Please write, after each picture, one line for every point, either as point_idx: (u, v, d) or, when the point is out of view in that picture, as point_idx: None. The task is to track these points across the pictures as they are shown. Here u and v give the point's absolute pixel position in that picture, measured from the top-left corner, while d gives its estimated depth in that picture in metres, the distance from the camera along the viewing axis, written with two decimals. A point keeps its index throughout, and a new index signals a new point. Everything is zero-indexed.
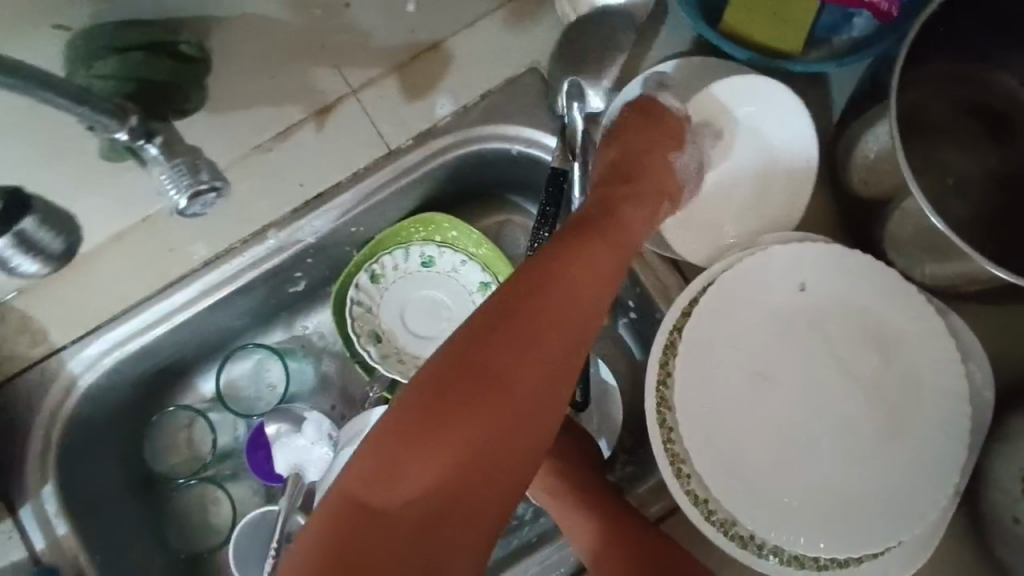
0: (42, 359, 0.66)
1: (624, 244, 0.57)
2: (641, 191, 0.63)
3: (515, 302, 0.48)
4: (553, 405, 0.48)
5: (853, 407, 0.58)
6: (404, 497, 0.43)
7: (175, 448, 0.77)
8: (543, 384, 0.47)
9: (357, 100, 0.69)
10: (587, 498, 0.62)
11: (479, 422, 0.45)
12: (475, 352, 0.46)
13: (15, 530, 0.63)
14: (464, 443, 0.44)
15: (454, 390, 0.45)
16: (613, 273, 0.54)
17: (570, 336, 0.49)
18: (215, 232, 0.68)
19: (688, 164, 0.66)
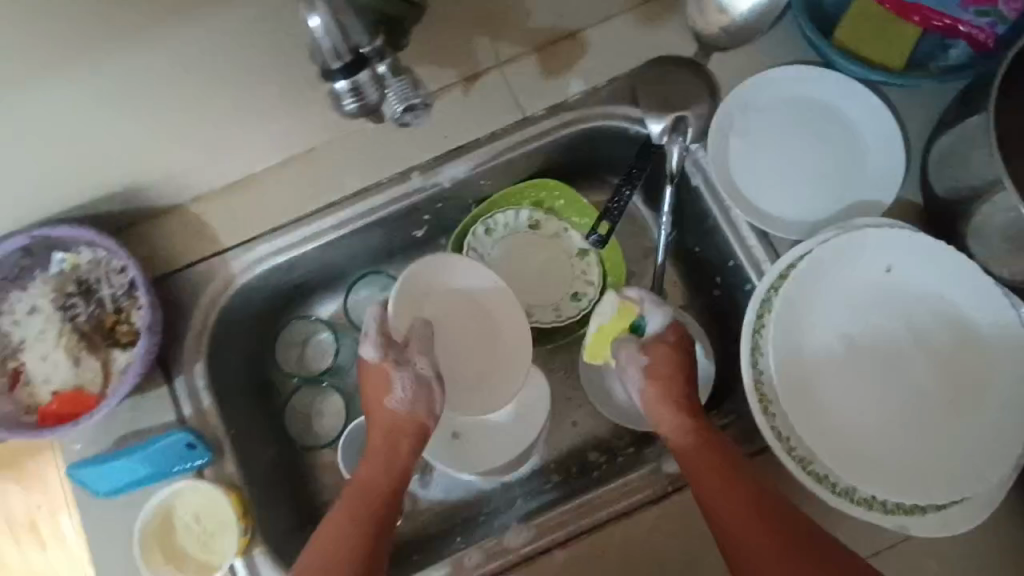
0: (210, 255, 0.76)
1: (375, 483, 0.68)
2: (392, 434, 0.70)
3: (352, 497, 0.67)
4: (354, 538, 0.64)
5: (928, 378, 0.64)
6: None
7: (293, 356, 0.86)
8: (349, 523, 0.65)
9: (502, 73, 0.78)
10: (710, 442, 0.65)
11: (327, 554, 0.63)
12: (328, 530, 0.65)
13: (169, 396, 0.73)
14: (311, 564, 0.62)
15: (323, 563, 0.62)
16: (376, 497, 0.67)
17: (365, 516, 0.66)
18: (367, 168, 0.78)
19: (408, 394, 0.70)
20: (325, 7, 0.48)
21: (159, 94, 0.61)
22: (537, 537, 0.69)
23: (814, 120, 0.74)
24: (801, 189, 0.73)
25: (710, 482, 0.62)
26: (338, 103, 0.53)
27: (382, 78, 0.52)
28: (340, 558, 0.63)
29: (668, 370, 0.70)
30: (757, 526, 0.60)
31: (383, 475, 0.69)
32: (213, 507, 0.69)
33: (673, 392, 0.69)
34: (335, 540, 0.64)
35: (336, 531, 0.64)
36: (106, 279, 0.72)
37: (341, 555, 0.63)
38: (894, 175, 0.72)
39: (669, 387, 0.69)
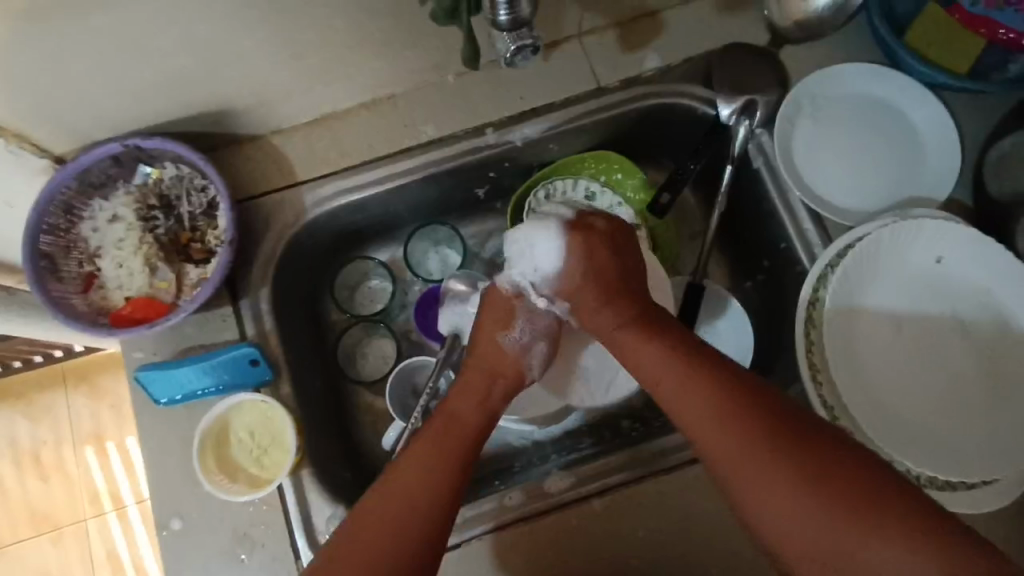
0: (285, 186, 0.79)
1: (463, 417, 0.66)
2: (497, 359, 0.71)
3: (438, 430, 0.64)
4: (429, 495, 0.59)
5: (968, 366, 0.67)
6: (380, 526, 0.57)
7: (347, 297, 0.89)
8: (420, 478, 0.60)
9: (580, 42, 0.83)
10: (654, 330, 0.66)
11: (398, 502, 0.59)
12: (403, 463, 0.61)
13: (232, 316, 0.75)
14: (376, 513, 0.58)
15: (387, 509, 0.58)
16: (460, 436, 0.64)
17: (445, 451, 0.63)
18: (443, 120, 0.82)
19: (523, 338, 0.71)
20: None
21: (278, 12, 0.65)
22: (574, 484, 0.71)
23: (876, 117, 0.78)
24: (859, 181, 0.77)
25: (672, 380, 0.61)
26: (492, 8, 0.55)
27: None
28: (410, 516, 0.58)
29: (579, 281, 0.69)
30: (717, 407, 0.57)
31: (475, 413, 0.67)
32: (271, 423, 0.71)
33: (595, 286, 0.69)
34: (405, 488, 0.59)
35: (405, 479, 0.60)
36: (187, 196, 0.75)
37: (412, 503, 0.59)
38: (948, 175, 0.75)
39: (589, 281, 0.69)
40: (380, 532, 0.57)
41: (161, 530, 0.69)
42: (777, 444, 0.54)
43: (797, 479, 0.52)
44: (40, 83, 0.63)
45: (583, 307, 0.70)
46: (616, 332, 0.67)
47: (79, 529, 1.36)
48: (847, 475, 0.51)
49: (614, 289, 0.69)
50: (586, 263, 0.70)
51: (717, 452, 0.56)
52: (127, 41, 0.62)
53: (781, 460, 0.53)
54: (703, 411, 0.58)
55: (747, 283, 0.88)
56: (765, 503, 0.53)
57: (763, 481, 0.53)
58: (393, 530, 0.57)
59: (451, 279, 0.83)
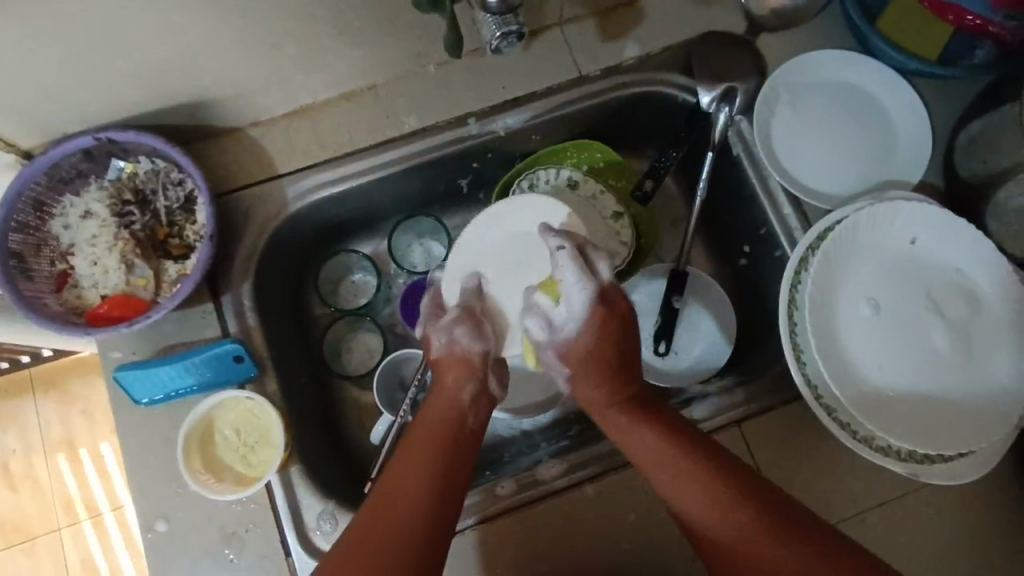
0: (266, 179, 0.78)
1: (433, 432, 0.61)
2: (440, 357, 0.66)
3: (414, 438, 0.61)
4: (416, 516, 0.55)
5: (944, 343, 0.69)
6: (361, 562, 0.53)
7: (332, 290, 0.88)
8: (395, 499, 0.56)
9: (561, 31, 0.83)
10: (655, 420, 0.62)
11: (376, 527, 0.55)
12: (398, 475, 0.58)
13: (215, 312, 0.74)
14: (357, 545, 0.54)
15: (386, 523, 0.55)
16: (434, 444, 0.60)
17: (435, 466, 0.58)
18: (425, 111, 0.81)
19: (442, 339, 0.66)
20: None
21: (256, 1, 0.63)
22: (566, 472, 0.71)
23: (850, 103, 0.80)
24: (837, 165, 0.79)
25: (667, 476, 0.59)
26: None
27: None
28: (388, 542, 0.54)
29: (580, 357, 0.63)
30: (712, 496, 0.56)
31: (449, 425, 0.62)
32: (256, 421, 0.70)
33: (587, 358, 0.63)
34: (379, 519, 0.55)
35: (379, 506, 0.56)
36: (163, 190, 0.73)
37: (387, 535, 0.54)
38: (921, 159, 0.77)
39: (582, 363, 0.63)
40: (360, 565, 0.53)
41: (147, 533, 0.68)
42: (790, 546, 0.52)
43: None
44: (8, 73, 0.61)
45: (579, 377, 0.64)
46: (611, 411, 0.64)
47: (54, 538, 1.32)
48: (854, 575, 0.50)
49: (609, 366, 0.63)
50: (596, 340, 0.63)
51: (716, 544, 0.55)
52: (99, 31, 0.60)
53: (799, 571, 0.51)
54: (699, 499, 0.57)
55: (728, 269, 0.89)
56: None
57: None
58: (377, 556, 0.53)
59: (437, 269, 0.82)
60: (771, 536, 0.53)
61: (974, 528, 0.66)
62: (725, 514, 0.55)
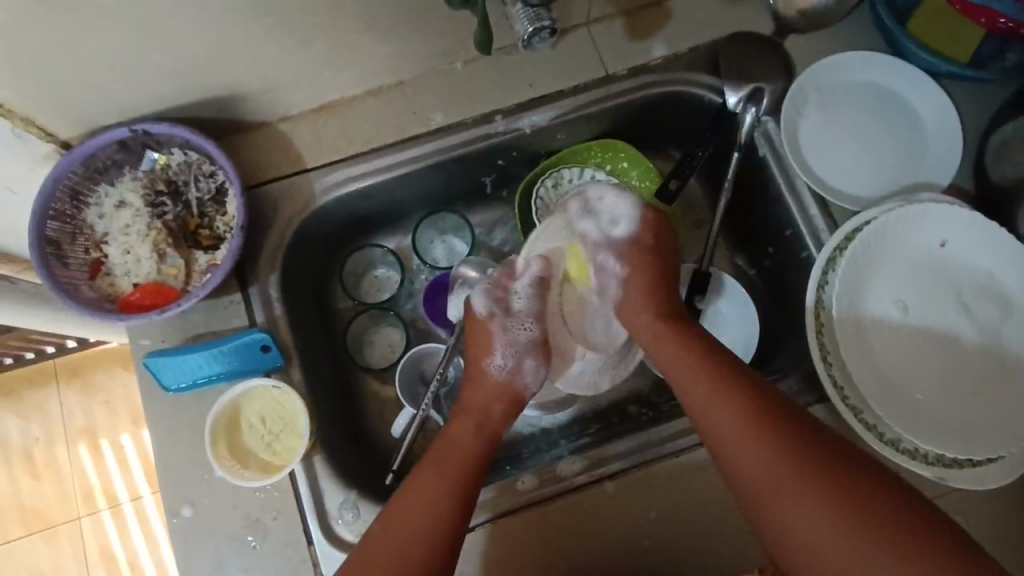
0: (293, 173, 0.79)
1: (463, 444, 0.66)
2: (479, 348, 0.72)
3: (441, 450, 0.65)
4: (435, 498, 0.61)
5: (974, 348, 0.68)
6: (397, 528, 0.59)
7: (352, 286, 0.89)
8: (429, 481, 0.62)
9: (588, 30, 0.84)
10: (688, 335, 0.67)
11: (409, 503, 0.61)
12: (412, 486, 0.62)
13: (243, 302, 0.75)
14: (397, 513, 0.60)
15: (415, 504, 0.61)
16: (465, 459, 0.65)
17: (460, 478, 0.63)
18: (452, 107, 0.82)
19: (507, 363, 0.71)
20: None
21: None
22: (586, 468, 0.71)
23: (879, 105, 0.80)
24: (863, 168, 0.78)
25: (694, 391, 0.63)
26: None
27: None
28: (414, 516, 0.60)
29: (641, 259, 0.72)
30: (738, 408, 0.59)
31: (471, 435, 0.67)
32: (281, 409, 0.70)
33: (649, 266, 0.71)
34: (414, 494, 0.61)
35: (418, 482, 0.62)
36: (195, 182, 0.74)
37: (416, 512, 0.60)
38: (950, 162, 0.76)
39: (639, 274, 0.71)
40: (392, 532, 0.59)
41: (172, 518, 0.69)
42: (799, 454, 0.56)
43: (828, 496, 0.53)
44: (51, 63, 0.62)
45: (627, 296, 0.71)
46: (669, 349, 0.66)
47: (74, 527, 1.34)
48: (892, 521, 0.51)
49: (657, 282, 0.71)
50: (653, 240, 0.72)
51: (733, 456, 0.58)
52: (143, 23, 0.61)
53: (812, 476, 0.54)
54: (720, 411, 0.60)
55: (751, 269, 0.89)
56: (787, 507, 0.55)
57: (784, 482, 0.55)
58: (408, 523, 0.59)
59: (461, 264, 0.83)
60: (806, 466, 0.55)
61: (1002, 534, 0.65)
62: (757, 434, 0.58)
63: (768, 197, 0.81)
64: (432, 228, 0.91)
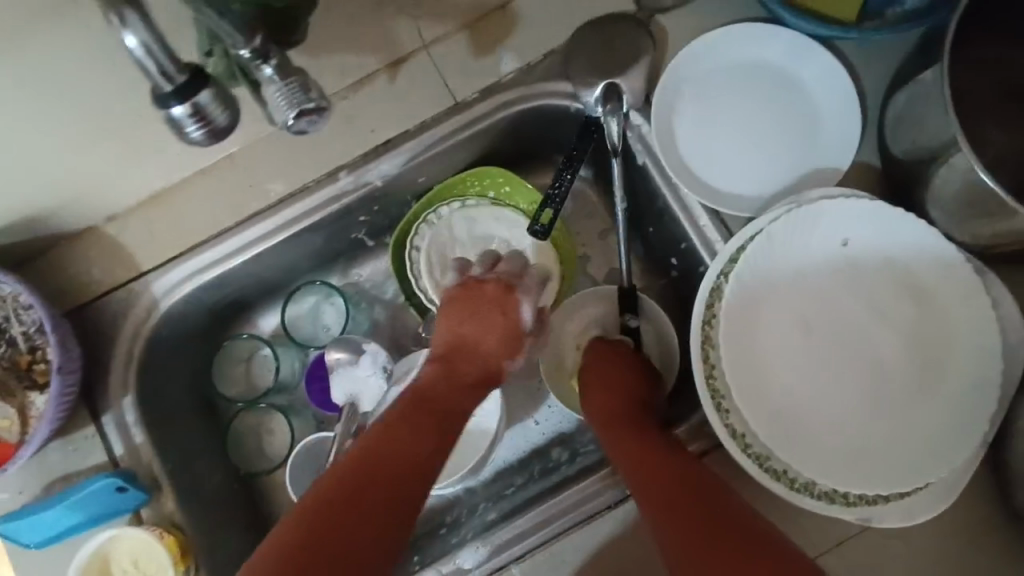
0: (129, 280, 0.71)
1: (436, 417, 0.62)
2: (465, 307, 0.70)
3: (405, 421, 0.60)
4: (407, 507, 0.55)
5: (890, 357, 0.61)
6: (361, 514, 0.52)
7: (233, 377, 0.82)
8: (409, 471, 0.57)
9: (428, 55, 0.73)
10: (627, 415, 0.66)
11: (378, 499, 0.53)
12: (383, 453, 0.56)
13: (98, 435, 0.69)
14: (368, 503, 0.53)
15: (377, 487, 0.54)
16: (434, 438, 0.60)
17: (423, 457, 0.58)
18: (291, 173, 0.73)
19: (464, 332, 0.69)
20: (143, 25, 0.37)
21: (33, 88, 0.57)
22: (493, 554, 0.67)
23: (762, 86, 0.70)
24: (752, 166, 0.69)
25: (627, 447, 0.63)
26: (179, 132, 0.42)
27: (268, 82, 0.47)
28: (379, 510, 0.53)
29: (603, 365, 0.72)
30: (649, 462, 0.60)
31: (450, 408, 0.63)
32: (148, 554, 0.65)
33: (601, 385, 0.70)
34: (378, 473, 0.55)
35: (391, 460, 0.56)
36: (16, 316, 0.67)
37: (381, 498, 0.54)
38: (849, 141, 0.67)
39: (602, 381, 0.70)
40: (342, 525, 0.51)
41: None
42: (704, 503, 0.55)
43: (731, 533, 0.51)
44: None
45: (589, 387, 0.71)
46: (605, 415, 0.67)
47: None
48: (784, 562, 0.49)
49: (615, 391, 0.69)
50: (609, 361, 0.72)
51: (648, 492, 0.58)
52: None
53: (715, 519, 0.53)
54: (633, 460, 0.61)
55: (661, 283, 0.80)
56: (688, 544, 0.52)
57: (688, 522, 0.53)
58: (366, 515, 0.52)
59: (330, 349, 0.76)
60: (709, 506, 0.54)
61: (945, 554, 0.59)
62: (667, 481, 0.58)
63: (659, 210, 0.73)
64: (310, 294, 0.83)
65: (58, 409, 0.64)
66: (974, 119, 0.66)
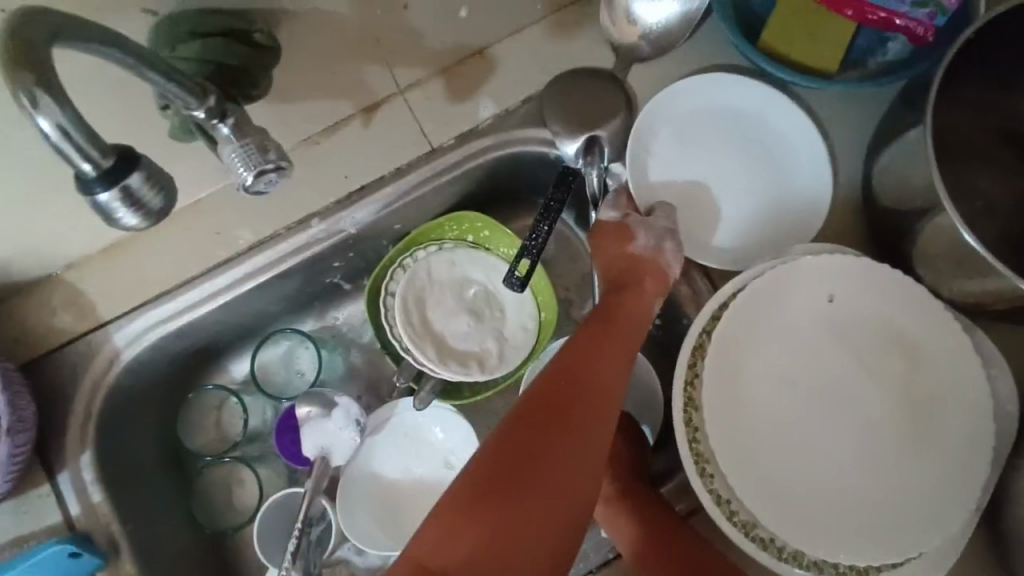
0: (90, 330, 0.69)
1: (603, 392, 0.55)
2: (631, 272, 0.64)
3: (561, 398, 0.52)
4: (570, 502, 0.50)
5: (878, 417, 0.59)
6: (516, 523, 0.47)
7: (200, 429, 0.78)
8: (573, 464, 0.50)
9: (403, 99, 0.72)
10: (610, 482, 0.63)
11: (537, 502, 0.48)
12: (532, 447, 0.49)
13: (53, 495, 0.65)
14: (523, 509, 0.47)
15: (530, 483, 0.48)
16: (599, 420, 0.53)
17: (592, 445, 0.52)
18: (261, 218, 0.71)
19: (649, 241, 0.64)
20: (60, 108, 0.35)
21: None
22: None
23: (744, 134, 0.69)
24: (731, 217, 0.68)
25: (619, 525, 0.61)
26: (110, 220, 0.40)
27: (225, 140, 0.47)
28: (535, 520, 0.48)
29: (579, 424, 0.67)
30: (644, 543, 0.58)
31: (616, 381, 0.56)
32: None
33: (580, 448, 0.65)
34: (532, 468, 0.49)
35: (548, 451, 0.50)
36: None
37: (541, 501, 0.48)
38: (817, 194, 0.66)
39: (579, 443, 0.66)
40: (492, 529, 0.46)
41: None
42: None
43: None
44: None
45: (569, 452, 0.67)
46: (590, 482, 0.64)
47: None
48: None
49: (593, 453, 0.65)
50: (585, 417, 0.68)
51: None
52: None
53: None
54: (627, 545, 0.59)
55: None
56: None
57: None
58: (521, 520, 0.47)
59: (300, 402, 0.73)
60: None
61: None
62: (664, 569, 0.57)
63: None
64: (281, 341, 0.80)
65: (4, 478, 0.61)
66: (964, 166, 0.63)
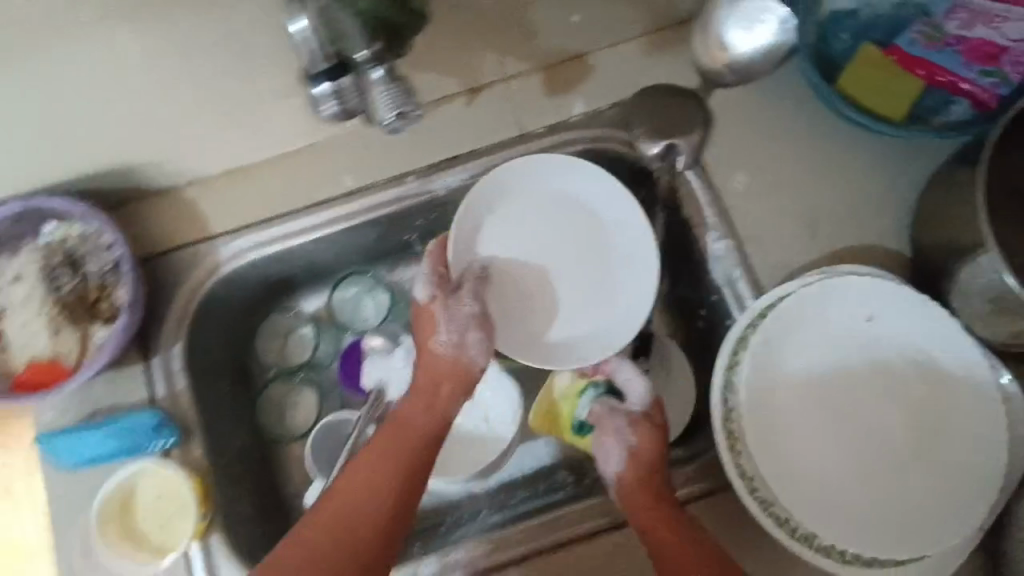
0: (200, 240, 0.77)
1: (403, 434, 0.66)
2: (432, 378, 0.69)
3: (385, 441, 0.66)
4: (380, 524, 0.62)
5: (899, 431, 0.64)
6: (338, 544, 0.60)
7: (273, 348, 0.87)
8: (374, 503, 0.63)
9: (506, 86, 0.80)
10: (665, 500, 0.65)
11: (338, 542, 0.61)
12: (351, 479, 0.64)
13: (144, 376, 0.73)
14: (338, 547, 0.60)
15: (343, 523, 0.61)
16: (406, 458, 0.65)
17: (394, 488, 0.64)
18: (365, 169, 0.79)
19: (451, 339, 0.69)
20: None
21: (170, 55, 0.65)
22: (492, 551, 0.69)
23: (806, 164, 0.76)
24: (783, 240, 0.74)
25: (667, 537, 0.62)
26: None
27: (376, 81, 0.59)
28: (357, 544, 0.61)
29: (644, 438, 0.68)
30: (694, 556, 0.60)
31: (422, 429, 0.67)
32: (170, 490, 0.69)
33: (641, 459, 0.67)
34: (353, 506, 0.62)
35: (352, 488, 0.63)
36: (94, 253, 0.73)
37: (344, 535, 0.61)
38: (600, 284, 0.75)
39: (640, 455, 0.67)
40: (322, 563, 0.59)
41: None
42: None
43: None
44: None
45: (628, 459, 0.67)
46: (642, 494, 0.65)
47: None
48: None
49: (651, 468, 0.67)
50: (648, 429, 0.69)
51: None
52: (14, 98, 0.61)
53: None
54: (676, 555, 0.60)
55: (685, 333, 0.84)
56: None
57: None
58: (336, 552, 0.60)
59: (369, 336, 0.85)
60: None
61: None
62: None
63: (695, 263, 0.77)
64: (356, 284, 0.88)
65: (118, 346, 0.69)
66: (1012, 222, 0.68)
